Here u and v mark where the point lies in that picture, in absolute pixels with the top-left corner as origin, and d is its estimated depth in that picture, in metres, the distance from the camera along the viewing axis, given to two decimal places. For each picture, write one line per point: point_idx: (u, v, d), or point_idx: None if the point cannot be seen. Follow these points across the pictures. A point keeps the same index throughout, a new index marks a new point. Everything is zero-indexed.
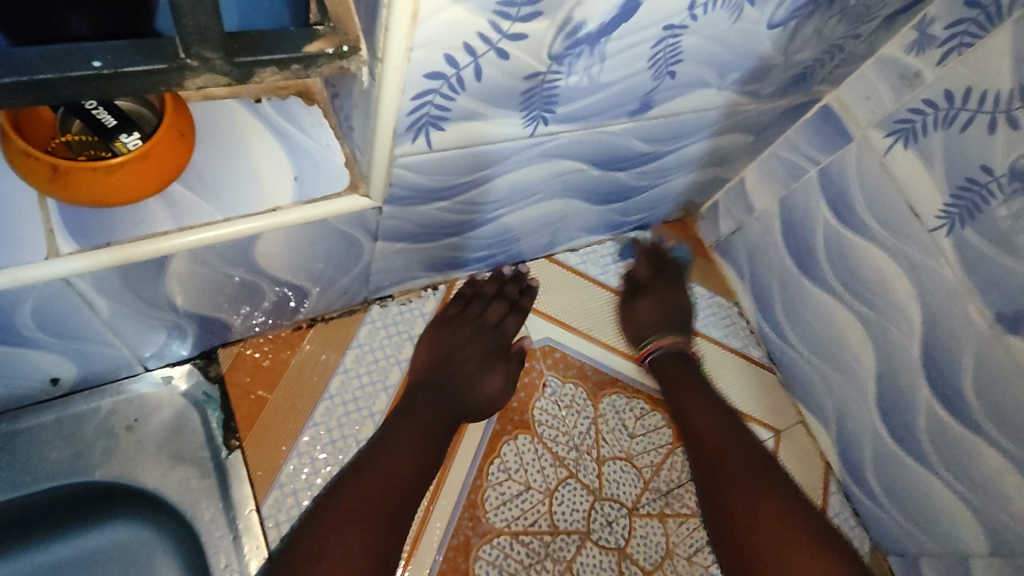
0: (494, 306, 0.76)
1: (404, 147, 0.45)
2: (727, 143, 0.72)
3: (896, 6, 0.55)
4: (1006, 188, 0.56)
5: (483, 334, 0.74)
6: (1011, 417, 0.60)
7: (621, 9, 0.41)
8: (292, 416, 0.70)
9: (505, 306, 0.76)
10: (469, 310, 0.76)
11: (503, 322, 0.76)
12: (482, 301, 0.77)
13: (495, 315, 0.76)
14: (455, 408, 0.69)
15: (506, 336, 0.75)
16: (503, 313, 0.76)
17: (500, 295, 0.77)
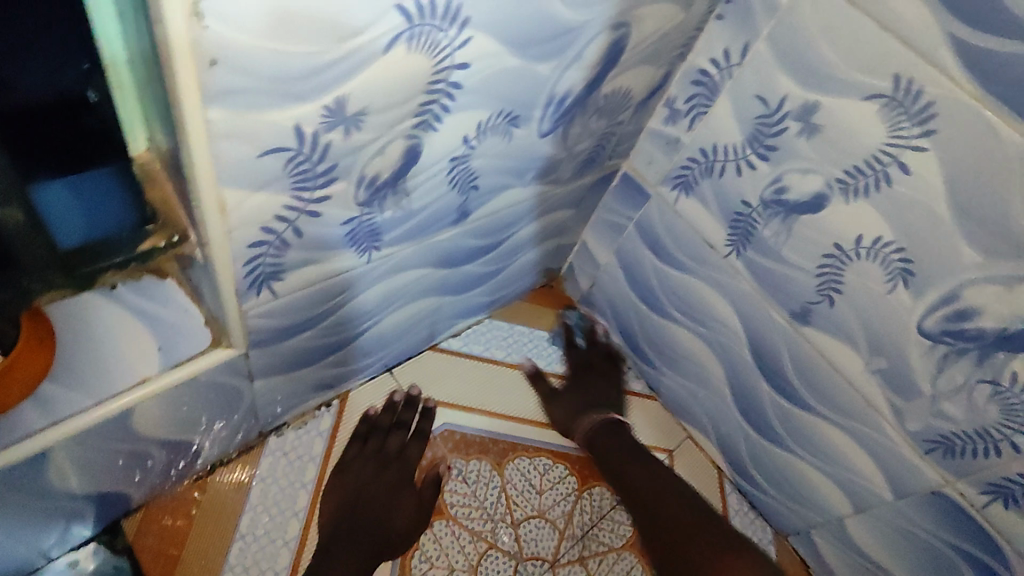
0: (394, 436, 0.80)
1: (250, 300, 0.51)
2: (555, 218, 0.83)
3: (639, 97, 0.69)
4: (763, 216, 0.70)
5: (387, 467, 0.78)
6: (826, 393, 0.73)
7: (404, 159, 0.49)
8: (210, 566, 0.71)
9: (403, 433, 0.81)
10: (371, 442, 0.79)
11: (405, 449, 0.80)
12: (381, 433, 0.80)
13: (395, 446, 0.80)
14: (376, 542, 0.71)
15: (409, 464, 0.79)
16: (403, 441, 0.80)
17: (395, 424, 0.81)
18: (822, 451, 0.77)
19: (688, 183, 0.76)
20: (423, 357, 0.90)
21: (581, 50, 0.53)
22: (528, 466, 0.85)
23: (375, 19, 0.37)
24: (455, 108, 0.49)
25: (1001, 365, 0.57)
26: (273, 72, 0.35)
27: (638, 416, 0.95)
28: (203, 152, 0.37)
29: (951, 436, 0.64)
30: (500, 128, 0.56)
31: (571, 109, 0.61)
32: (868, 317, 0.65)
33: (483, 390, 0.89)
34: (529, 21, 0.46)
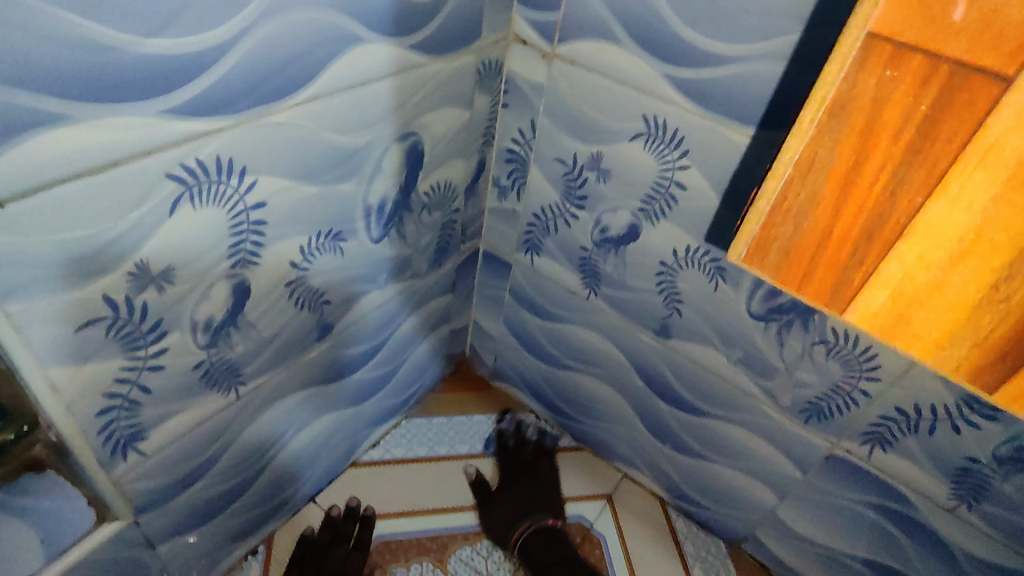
0: (335, 550, 0.81)
1: (119, 466, 0.54)
2: (432, 309, 0.89)
3: (462, 185, 0.77)
4: (601, 255, 0.77)
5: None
6: (710, 394, 0.78)
7: (233, 297, 0.54)
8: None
9: (345, 545, 0.81)
10: (312, 563, 0.79)
11: (347, 562, 0.80)
12: (322, 552, 0.80)
13: (337, 561, 0.80)
14: None
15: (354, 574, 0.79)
16: (346, 552, 0.81)
17: (337, 538, 0.82)
18: (730, 450, 0.80)
19: (535, 244, 0.84)
20: (346, 475, 0.90)
21: (376, 164, 0.61)
22: (471, 553, 0.85)
23: (148, 192, 0.43)
24: (269, 242, 0.54)
25: (822, 326, 0.64)
26: (62, 258, 0.40)
27: (571, 470, 0.97)
28: (15, 342, 0.41)
29: (817, 400, 0.69)
30: (328, 247, 0.62)
31: (395, 212, 0.69)
32: (712, 317, 0.72)
33: (411, 491, 0.90)
34: (309, 156, 0.53)
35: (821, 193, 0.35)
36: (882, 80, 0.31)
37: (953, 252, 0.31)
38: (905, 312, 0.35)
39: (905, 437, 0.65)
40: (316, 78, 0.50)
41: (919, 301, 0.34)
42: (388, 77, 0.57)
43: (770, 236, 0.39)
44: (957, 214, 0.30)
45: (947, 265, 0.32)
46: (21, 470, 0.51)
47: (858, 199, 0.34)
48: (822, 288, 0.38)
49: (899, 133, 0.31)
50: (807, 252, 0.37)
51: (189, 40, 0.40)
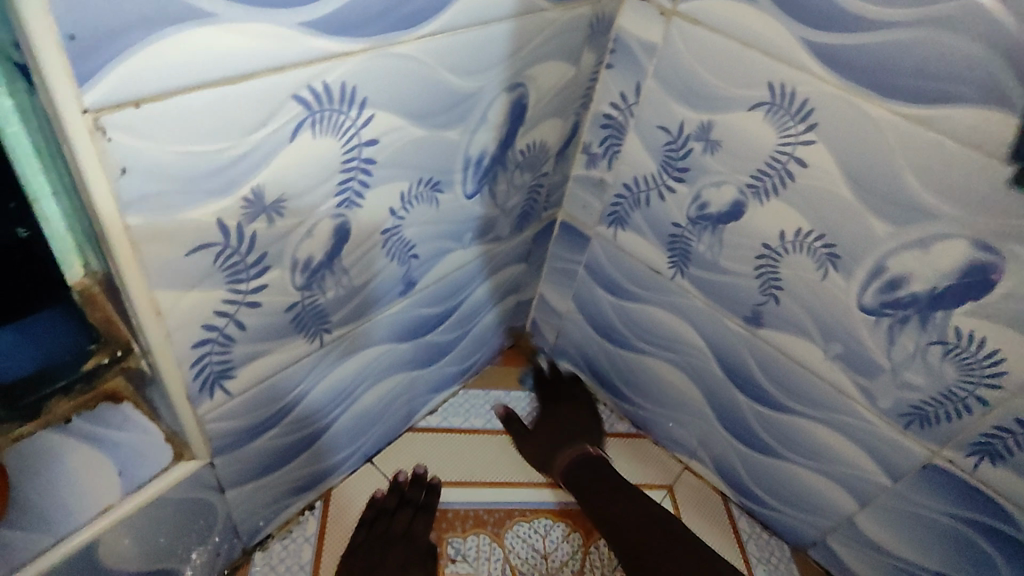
0: (399, 516, 0.78)
1: (205, 403, 0.52)
2: (505, 277, 0.85)
3: (553, 149, 0.74)
4: (695, 233, 0.73)
5: (392, 547, 0.74)
6: (797, 389, 0.74)
7: (334, 238, 0.52)
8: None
9: (411, 511, 0.79)
10: (376, 526, 0.76)
11: (410, 526, 0.77)
12: (388, 516, 0.78)
13: (401, 526, 0.77)
14: None
15: (418, 541, 0.76)
16: (409, 519, 0.78)
17: (403, 503, 0.80)
18: (811, 450, 0.76)
19: (621, 218, 0.80)
20: (403, 440, 0.89)
21: (483, 113, 0.58)
22: (528, 531, 0.82)
23: (274, 112, 0.40)
24: (375, 182, 0.52)
25: (944, 325, 0.59)
26: (187, 172, 0.39)
27: (630, 456, 0.94)
28: (130, 257, 0.39)
29: (924, 404, 0.64)
30: (425, 197, 0.59)
31: (490, 169, 0.65)
32: (815, 307, 0.67)
33: (469, 460, 0.88)
34: (426, 95, 0.50)
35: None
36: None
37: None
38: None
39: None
40: (444, 9, 0.47)
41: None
42: (510, 19, 0.53)
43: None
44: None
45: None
46: (101, 399, 0.53)
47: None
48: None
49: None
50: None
51: None
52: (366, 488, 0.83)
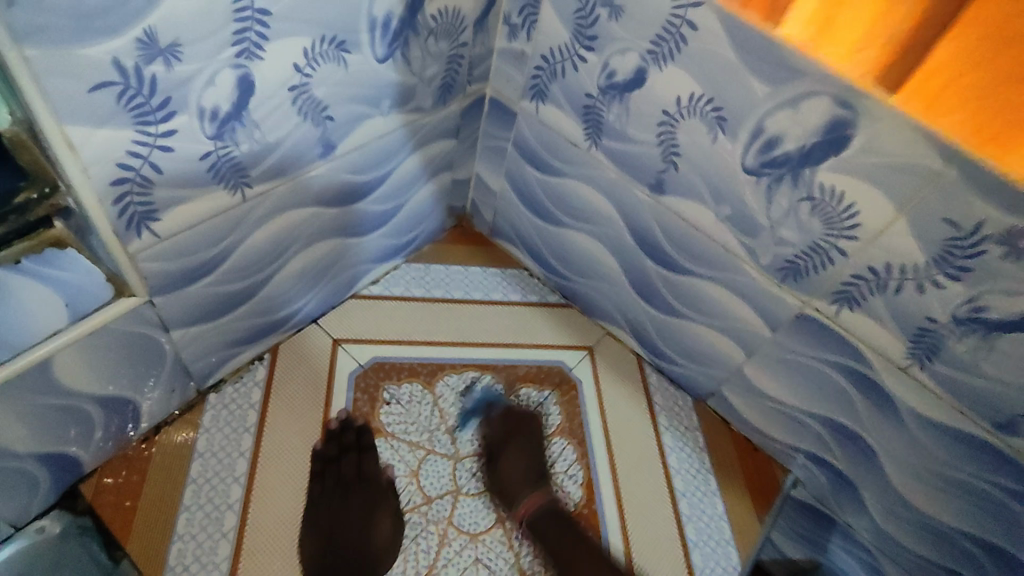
0: (346, 461, 0.81)
1: (134, 242, 0.59)
2: (436, 151, 0.89)
3: (471, 17, 0.76)
4: (606, 102, 0.77)
5: (351, 491, 0.79)
6: (695, 251, 0.81)
7: (238, 89, 0.56)
8: (161, 523, 0.76)
9: (354, 455, 0.81)
10: (328, 476, 0.80)
11: (362, 468, 0.81)
12: (335, 461, 0.81)
13: (351, 470, 0.80)
14: (361, 555, 0.75)
15: (375, 482, 0.81)
16: (356, 462, 0.81)
17: (344, 450, 0.82)
18: (707, 307, 0.85)
19: (541, 91, 0.83)
20: (347, 304, 0.96)
21: None
22: (457, 381, 0.92)
23: None
24: (272, 35, 0.55)
25: (810, 182, 0.65)
26: (78, 9, 0.42)
27: (559, 321, 1.02)
28: (34, 88, 0.44)
29: (795, 259, 0.72)
30: (330, 56, 0.62)
31: (400, 34, 0.68)
32: (707, 171, 0.73)
33: (407, 323, 0.96)
34: None
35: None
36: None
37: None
38: (843, 38, 0.50)
39: (872, 297, 0.68)
40: None
41: (978, 107, 0.47)
42: None
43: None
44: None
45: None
46: (46, 245, 0.60)
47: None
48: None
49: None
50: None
51: None
52: (310, 344, 0.91)
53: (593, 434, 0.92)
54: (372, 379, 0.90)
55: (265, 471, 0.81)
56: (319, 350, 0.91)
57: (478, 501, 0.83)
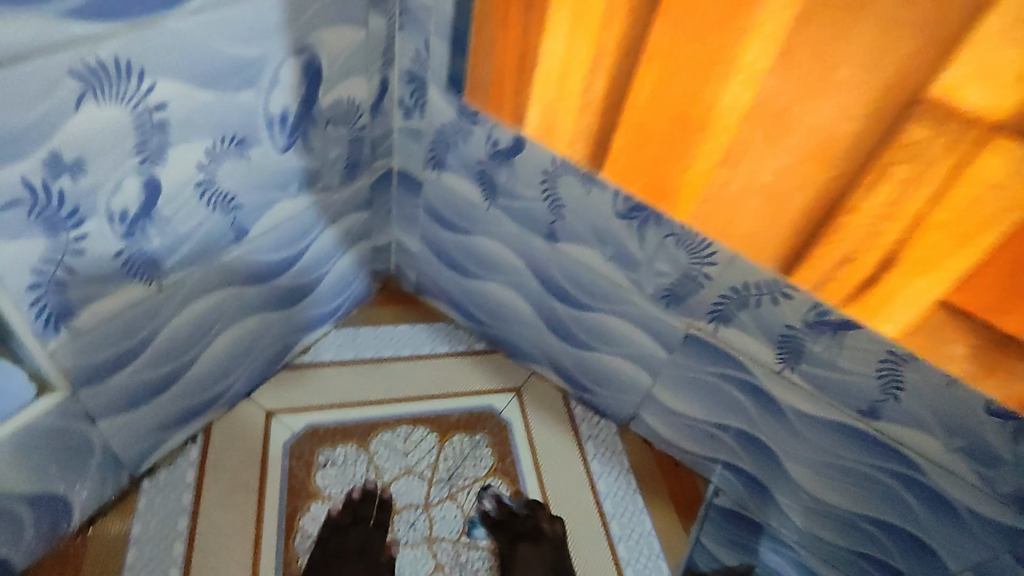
0: (353, 533, 0.84)
1: (54, 340, 0.63)
2: (349, 224, 0.96)
3: (366, 104, 0.84)
4: (496, 167, 0.87)
5: (348, 563, 0.82)
6: (592, 289, 0.89)
7: (145, 191, 0.62)
8: None
9: (363, 528, 0.85)
10: (330, 544, 0.83)
11: (365, 543, 0.84)
12: (341, 532, 0.85)
13: (354, 542, 0.84)
14: None
15: (372, 555, 0.83)
16: (362, 535, 0.85)
17: (356, 520, 0.86)
18: (612, 338, 0.93)
19: (440, 161, 0.92)
20: (278, 375, 1.00)
21: (274, 76, 0.68)
22: (390, 436, 0.96)
23: (55, 88, 0.50)
24: (174, 142, 0.62)
25: (671, 220, 0.75)
26: None
27: (486, 368, 1.08)
28: None
29: (673, 287, 0.81)
30: (232, 152, 0.69)
31: (298, 126, 0.75)
32: (588, 218, 0.82)
33: (338, 388, 1.00)
34: (204, 62, 0.60)
35: (570, 76, 0.68)
36: (863, 106, 0.51)
37: (972, 291, 0.54)
38: (561, 138, 0.75)
39: (740, 313, 0.77)
40: None
41: (642, 169, 0.70)
42: None
43: (506, 87, 0.76)
44: (926, 236, 0.54)
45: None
46: None
47: (958, 352, 0.60)
48: (963, 309, 0.56)
49: (825, 211, 0.58)
50: (810, 274, 0.64)
51: None
52: (242, 420, 0.94)
53: (525, 471, 0.97)
54: (307, 446, 0.93)
55: (202, 549, 0.82)
56: (252, 424, 0.94)
57: (415, 551, 0.87)
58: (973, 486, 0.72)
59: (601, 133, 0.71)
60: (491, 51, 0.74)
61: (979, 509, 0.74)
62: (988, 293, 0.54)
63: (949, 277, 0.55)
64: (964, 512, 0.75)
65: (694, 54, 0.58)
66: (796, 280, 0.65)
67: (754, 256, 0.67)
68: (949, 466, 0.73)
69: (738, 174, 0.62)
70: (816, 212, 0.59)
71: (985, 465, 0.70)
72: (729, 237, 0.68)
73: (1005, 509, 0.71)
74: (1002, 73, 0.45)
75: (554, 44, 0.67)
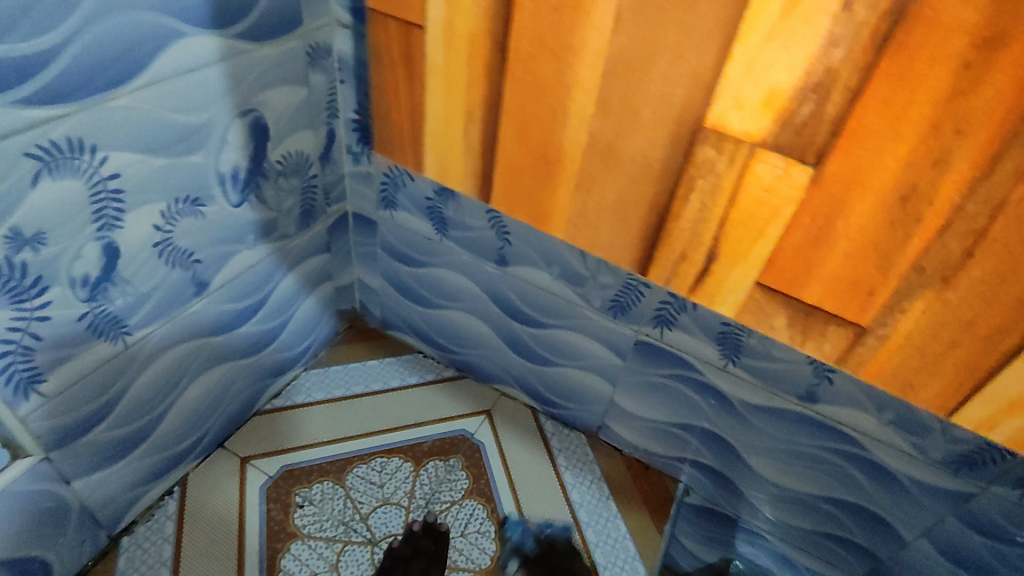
0: (415, 564, 0.87)
1: (24, 406, 0.65)
2: (310, 268, 1.00)
3: (315, 154, 0.89)
4: (443, 201, 0.92)
5: None
6: (545, 307, 0.94)
7: (104, 256, 0.66)
8: None
9: (424, 559, 0.87)
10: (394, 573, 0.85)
11: (426, 575, 0.86)
12: (404, 563, 0.86)
13: (417, 574, 0.86)
14: None
15: None
16: (424, 565, 0.87)
17: (416, 552, 0.88)
18: (570, 352, 0.97)
19: (391, 201, 0.97)
20: (251, 422, 1.02)
21: (221, 138, 0.72)
22: (365, 470, 0.99)
23: (12, 168, 0.54)
24: (129, 208, 0.66)
25: None
26: None
27: (455, 394, 1.12)
28: None
29: (618, 297, 0.86)
30: (188, 212, 0.73)
31: (250, 181, 0.80)
32: (532, 241, 0.88)
33: (313, 428, 1.03)
34: (153, 133, 0.64)
35: (452, 129, 0.64)
36: (882, 215, 0.44)
37: (846, 302, 0.49)
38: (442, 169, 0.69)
39: (681, 316, 0.83)
40: (146, 69, 0.61)
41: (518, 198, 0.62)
42: (218, 63, 0.67)
43: (404, 133, 0.70)
44: (737, 233, 0.51)
45: (944, 338, 0.47)
46: None
47: (781, 322, 0.54)
48: (776, 288, 0.52)
49: (659, 217, 0.54)
50: (659, 271, 0.58)
51: (29, 43, 0.51)
52: (218, 469, 0.96)
53: (500, 489, 1.00)
54: (283, 487, 0.95)
55: None
56: (227, 472, 0.96)
57: None
58: (909, 454, 0.76)
59: (482, 170, 0.63)
60: (381, 90, 0.69)
61: (919, 476, 0.78)
62: (867, 281, 0.47)
63: (761, 260, 0.51)
64: (908, 481, 0.79)
65: (536, 108, 0.55)
66: (653, 279, 0.59)
67: (615, 262, 0.61)
68: (885, 439, 0.77)
69: (835, 241, 0.46)
70: (876, 276, 0.47)
71: (918, 435, 0.74)
72: (590, 249, 0.61)
73: (942, 473, 0.76)
74: (776, 99, 0.43)
75: (434, 103, 0.64)
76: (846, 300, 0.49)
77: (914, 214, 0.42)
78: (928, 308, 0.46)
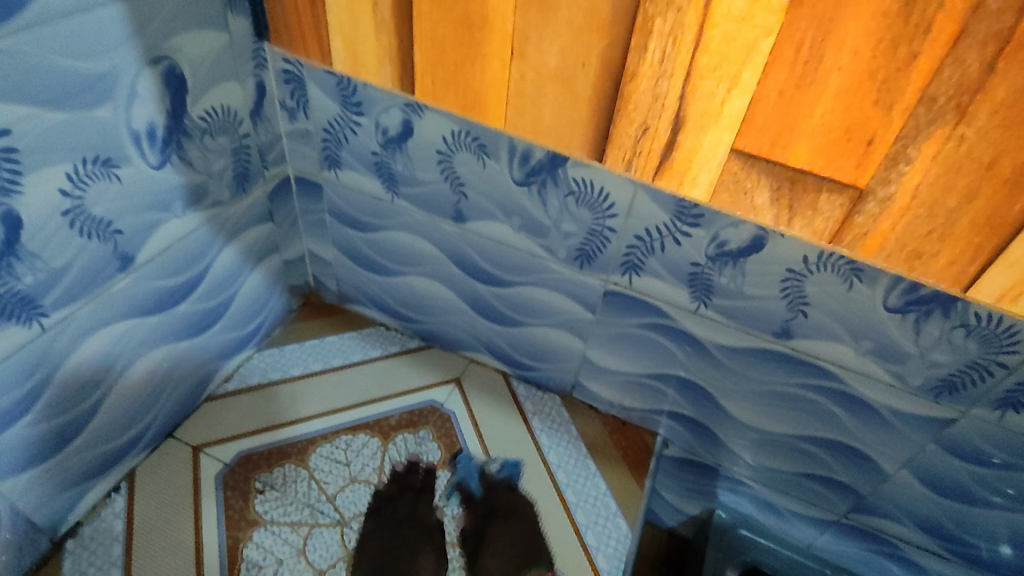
0: (404, 499, 0.91)
1: None
2: (252, 239, 0.93)
3: (245, 111, 0.81)
4: (390, 155, 0.85)
5: (402, 526, 0.88)
6: (507, 262, 0.89)
7: (2, 227, 0.58)
8: None
9: (413, 495, 0.91)
10: (384, 511, 0.89)
11: (415, 507, 0.90)
12: (393, 499, 0.90)
13: (406, 508, 0.90)
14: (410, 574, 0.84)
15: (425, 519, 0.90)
16: (413, 501, 0.91)
17: (405, 488, 0.92)
18: (536, 309, 0.93)
19: (335, 159, 0.90)
20: (202, 409, 0.96)
21: (130, 89, 0.64)
22: (330, 449, 0.94)
23: None
24: (27, 170, 0.58)
25: (566, 177, 0.75)
26: None
27: (421, 364, 1.07)
28: None
29: (583, 245, 0.82)
30: (99, 175, 0.65)
31: (170, 139, 0.72)
32: (487, 191, 0.82)
33: (269, 411, 0.97)
34: (47, 82, 0.57)
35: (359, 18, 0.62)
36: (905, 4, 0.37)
37: (840, 169, 0.45)
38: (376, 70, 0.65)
39: (649, 259, 0.79)
40: (29, 5, 0.53)
41: (442, 70, 0.58)
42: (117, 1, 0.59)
43: (305, 22, 0.69)
44: (696, 82, 0.46)
45: (955, 187, 0.43)
46: None
47: (764, 197, 0.50)
48: (754, 151, 0.47)
49: (610, 76, 0.50)
50: (620, 152, 0.54)
51: None
52: (169, 460, 0.90)
53: (474, 457, 0.96)
54: (241, 474, 0.89)
55: None
56: (178, 462, 0.89)
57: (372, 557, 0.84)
58: (889, 384, 0.75)
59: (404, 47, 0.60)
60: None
61: (898, 406, 0.76)
62: (869, 127, 0.42)
63: (732, 116, 0.46)
64: (889, 413, 0.77)
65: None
66: (611, 159, 0.54)
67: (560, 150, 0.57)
68: (864, 370, 0.75)
69: (822, 78, 0.41)
70: (877, 114, 0.41)
71: (896, 362, 0.72)
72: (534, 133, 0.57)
73: (922, 401, 0.74)
74: None
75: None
76: (849, 151, 0.44)
77: (919, 28, 0.37)
78: (939, 155, 0.42)
